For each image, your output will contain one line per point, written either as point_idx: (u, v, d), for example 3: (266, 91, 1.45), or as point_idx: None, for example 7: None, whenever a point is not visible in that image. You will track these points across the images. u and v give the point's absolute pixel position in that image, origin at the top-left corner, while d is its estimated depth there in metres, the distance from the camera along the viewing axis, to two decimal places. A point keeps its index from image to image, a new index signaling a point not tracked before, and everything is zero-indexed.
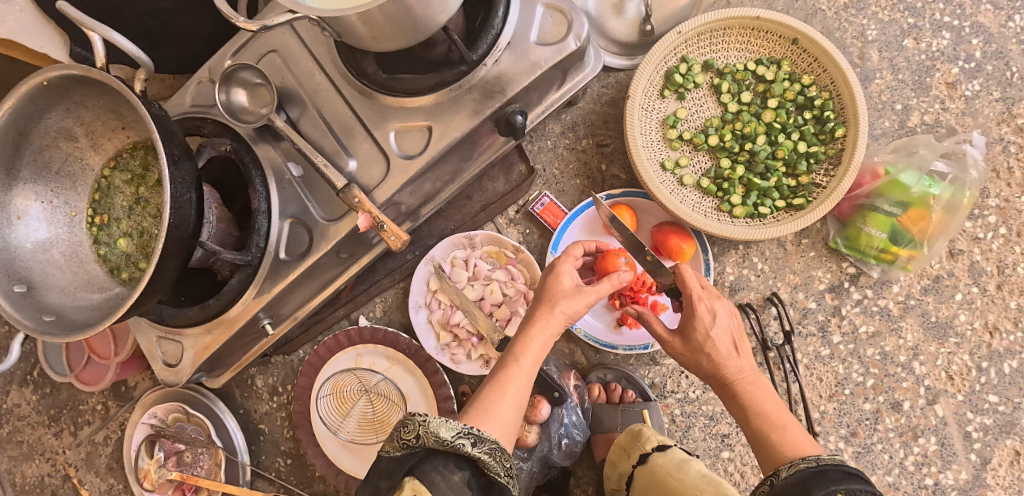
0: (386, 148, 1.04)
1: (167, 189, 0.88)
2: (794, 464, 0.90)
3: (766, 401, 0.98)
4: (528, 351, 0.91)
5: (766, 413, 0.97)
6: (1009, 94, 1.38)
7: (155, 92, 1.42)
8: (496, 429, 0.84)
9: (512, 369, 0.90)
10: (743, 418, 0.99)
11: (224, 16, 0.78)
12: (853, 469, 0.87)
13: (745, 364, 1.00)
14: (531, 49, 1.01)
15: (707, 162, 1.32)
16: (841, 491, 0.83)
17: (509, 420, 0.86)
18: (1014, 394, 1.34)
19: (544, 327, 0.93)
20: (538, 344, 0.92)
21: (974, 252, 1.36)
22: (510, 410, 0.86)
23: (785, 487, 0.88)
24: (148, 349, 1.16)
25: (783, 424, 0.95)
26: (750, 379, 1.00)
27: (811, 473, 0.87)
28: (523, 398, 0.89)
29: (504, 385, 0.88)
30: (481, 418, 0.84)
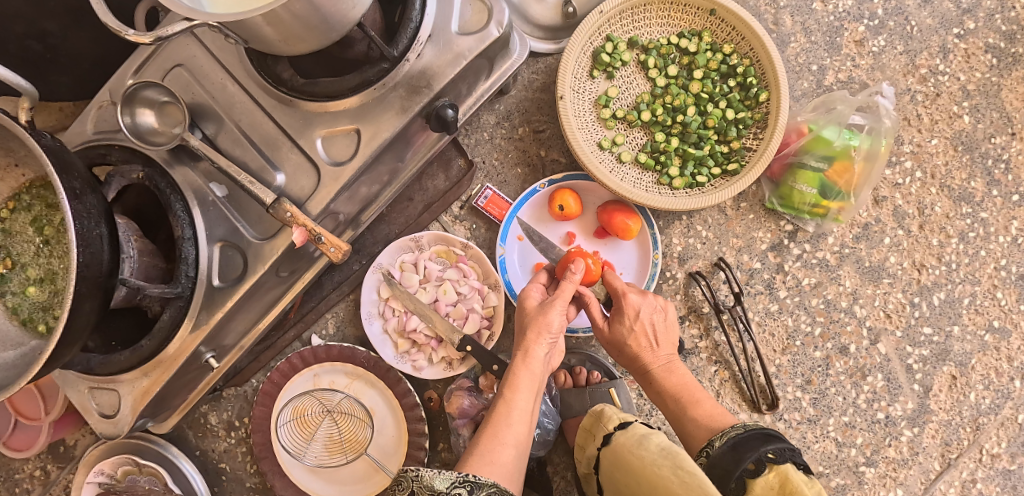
0: (314, 157, 0.99)
1: (72, 226, 0.80)
2: (725, 434, 0.99)
3: (681, 382, 1.11)
4: (520, 387, 0.95)
5: (680, 393, 1.09)
6: (911, 46, 1.45)
7: (54, 123, 1.33)
8: (497, 471, 0.86)
9: (506, 408, 0.93)
10: (664, 401, 1.11)
11: (113, 31, 0.72)
12: (774, 431, 0.96)
13: (663, 354, 1.12)
14: (454, 40, 0.98)
15: (642, 138, 1.34)
16: (770, 453, 0.91)
17: (510, 460, 0.88)
18: (945, 323, 1.42)
19: (528, 358, 0.98)
20: (527, 376, 0.97)
21: (896, 198, 1.44)
22: (510, 450, 0.89)
23: (722, 456, 0.95)
24: (80, 402, 1.07)
25: (697, 400, 1.09)
26: (665, 365, 1.12)
27: (741, 441, 0.95)
28: (521, 433, 0.92)
29: (499, 427, 0.91)
30: (479, 463, 0.86)
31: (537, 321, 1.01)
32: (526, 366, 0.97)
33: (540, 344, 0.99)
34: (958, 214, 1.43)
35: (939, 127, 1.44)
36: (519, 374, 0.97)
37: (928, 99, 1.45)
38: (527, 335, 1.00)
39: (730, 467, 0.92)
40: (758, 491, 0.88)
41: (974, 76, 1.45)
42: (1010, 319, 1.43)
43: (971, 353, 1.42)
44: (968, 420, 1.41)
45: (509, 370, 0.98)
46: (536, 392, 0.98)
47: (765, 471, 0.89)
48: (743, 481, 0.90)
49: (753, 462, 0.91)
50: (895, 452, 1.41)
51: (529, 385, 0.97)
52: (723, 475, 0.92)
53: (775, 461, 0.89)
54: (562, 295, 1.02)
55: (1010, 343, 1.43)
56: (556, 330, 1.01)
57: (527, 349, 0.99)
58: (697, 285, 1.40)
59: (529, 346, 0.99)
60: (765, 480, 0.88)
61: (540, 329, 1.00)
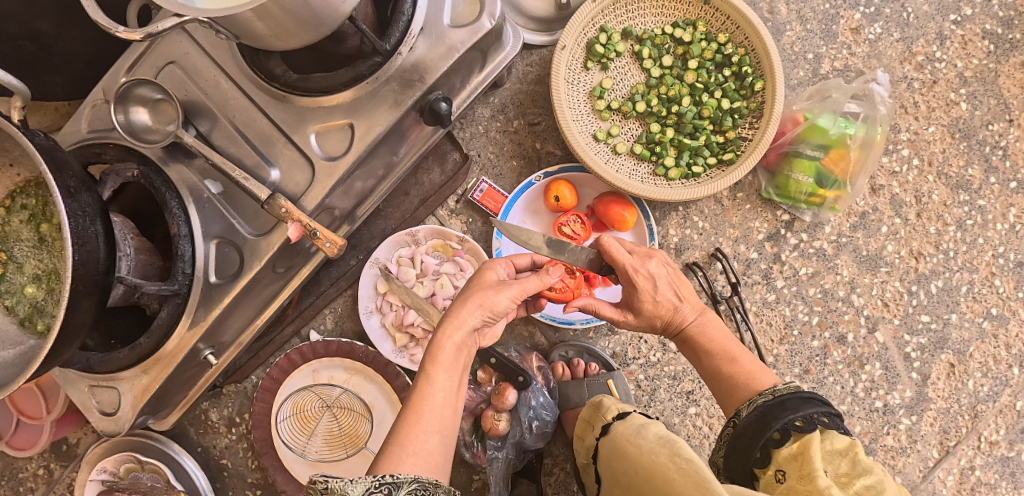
0: (308, 152, 0.99)
1: (68, 225, 0.81)
2: (754, 402, 0.96)
3: (717, 335, 1.07)
4: (441, 365, 0.86)
5: (717, 343, 1.06)
6: (908, 33, 1.45)
7: (48, 123, 1.32)
8: (419, 463, 0.80)
9: (427, 388, 0.85)
10: (701, 363, 1.07)
11: (103, 28, 0.72)
12: (808, 394, 0.93)
13: (691, 309, 1.07)
14: (446, 33, 0.98)
15: (638, 129, 1.33)
16: (798, 419, 0.89)
17: (436, 449, 0.82)
18: (942, 311, 1.42)
19: (453, 332, 0.88)
20: (450, 352, 0.88)
21: (894, 186, 1.43)
22: (434, 437, 0.82)
23: (748, 424, 0.93)
24: (81, 401, 1.07)
25: (734, 355, 1.04)
26: (699, 320, 1.07)
27: (768, 407, 0.93)
28: (446, 418, 0.85)
29: (420, 411, 0.83)
30: (400, 454, 0.79)
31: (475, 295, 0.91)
32: (450, 340, 0.88)
33: (471, 316, 0.90)
34: (955, 202, 1.43)
35: (936, 115, 1.44)
36: (442, 348, 0.88)
37: (925, 86, 1.44)
38: (461, 307, 0.91)
39: (755, 434, 0.91)
40: (782, 461, 0.86)
41: (971, 63, 1.45)
42: (1008, 306, 1.43)
43: (969, 340, 1.42)
44: (967, 407, 1.42)
45: (430, 344, 0.88)
46: (461, 369, 0.89)
47: (790, 441, 0.87)
48: (767, 450, 0.89)
49: (778, 431, 0.89)
50: (894, 441, 1.41)
51: (451, 361, 0.88)
52: (748, 443, 0.92)
53: (802, 429, 0.87)
54: (522, 283, 0.94)
55: (1008, 330, 1.43)
56: (500, 310, 0.93)
57: (455, 321, 0.89)
58: (695, 276, 1.40)
59: (454, 318, 0.89)
60: (788, 450, 0.86)
61: (478, 304, 0.91)
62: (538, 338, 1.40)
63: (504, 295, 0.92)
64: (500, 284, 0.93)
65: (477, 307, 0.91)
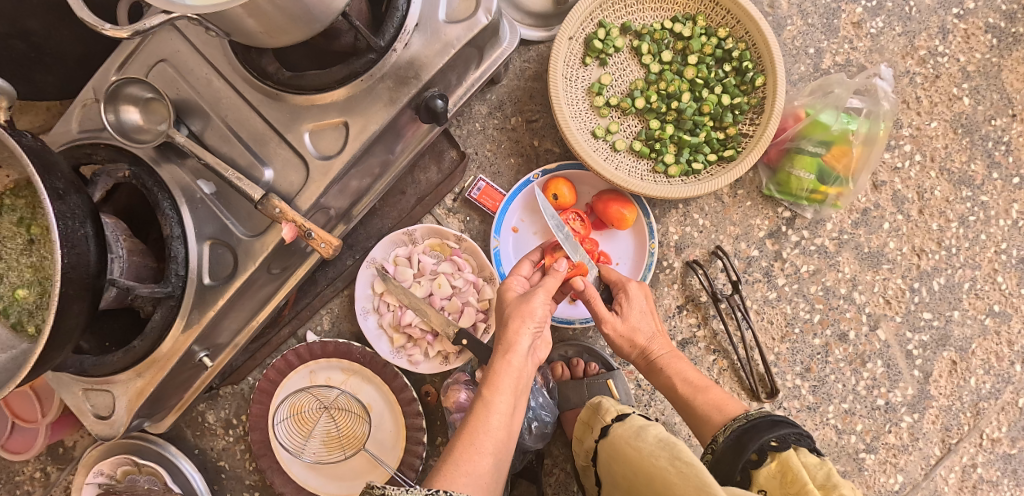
0: (302, 151, 0.97)
1: (57, 228, 0.79)
2: (728, 427, 0.96)
3: (688, 372, 1.09)
4: (500, 389, 0.90)
5: (690, 377, 1.08)
6: (910, 27, 1.43)
7: (40, 123, 1.31)
8: (473, 483, 0.83)
9: (485, 412, 0.88)
10: (674, 396, 1.08)
11: (90, 27, 0.70)
12: (780, 416, 0.92)
13: (666, 343, 1.11)
14: (442, 29, 0.96)
15: (637, 125, 1.32)
16: (773, 439, 0.88)
17: (488, 470, 0.85)
18: (944, 308, 1.41)
19: (511, 357, 0.93)
20: (510, 379, 0.91)
21: (896, 182, 1.42)
22: (489, 459, 0.85)
23: (725, 449, 0.93)
24: (75, 405, 1.05)
25: (704, 388, 1.06)
26: (672, 354, 1.10)
27: (743, 430, 0.93)
28: (500, 440, 0.88)
29: (477, 432, 0.86)
30: (454, 474, 0.82)
31: (521, 312, 0.96)
32: (508, 366, 0.92)
33: (523, 335, 0.95)
34: (957, 198, 1.42)
35: (939, 110, 1.42)
36: (501, 374, 0.91)
37: (928, 81, 1.43)
38: (511, 326, 0.95)
39: (733, 458, 0.91)
40: (763, 482, 0.87)
41: (973, 57, 1.43)
42: (1011, 303, 1.42)
43: (972, 337, 1.41)
44: (969, 404, 1.40)
45: (488, 369, 0.92)
46: (518, 392, 0.92)
47: (768, 461, 0.87)
48: (747, 473, 0.89)
49: (755, 452, 0.89)
50: (895, 439, 1.40)
51: (511, 385, 0.91)
52: (728, 468, 0.91)
53: (776, 449, 0.87)
54: (545, 284, 1.00)
55: (1010, 327, 1.42)
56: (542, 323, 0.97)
57: (509, 343, 0.94)
58: (695, 274, 1.38)
59: (509, 342, 0.94)
60: (768, 470, 0.87)
61: (523, 317, 0.96)
62: None
63: (539, 306, 0.97)
64: (532, 293, 0.99)
65: (524, 328, 0.95)
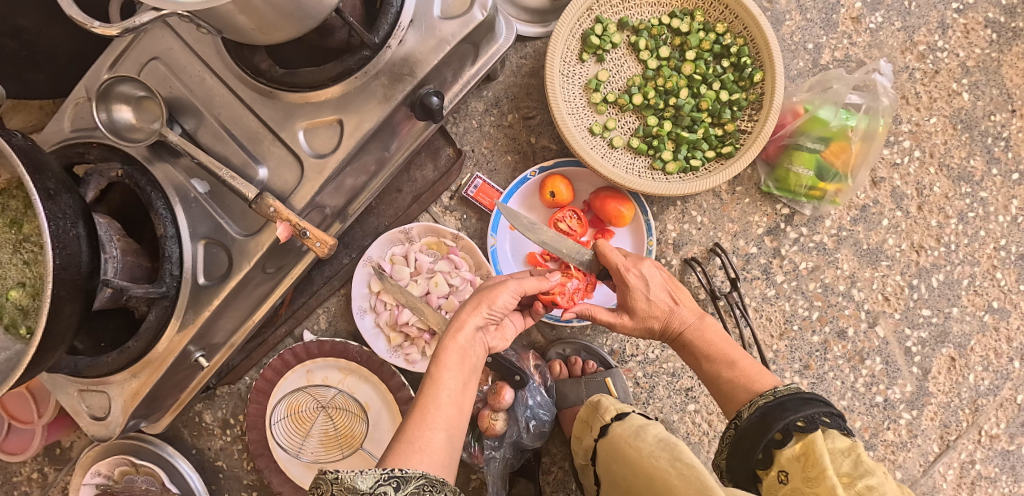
0: (296, 149, 0.96)
1: (48, 228, 0.78)
2: (754, 403, 0.95)
3: (715, 341, 1.05)
4: (448, 366, 0.88)
5: (716, 346, 1.05)
6: (909, 22, 1.42)
7: (32, 122, 1.29)
8: (426, 460, 0.79)
9: (434, 388, 0.86)
10: (700, 368, 1.06)
11: (79, 24, 0.69)
12: (809, 394, 0.92)
13: (688, 313, 1.07)
14: (437, 25, 0.95)
15: (635, 122, 1.31)
16: (800, 419, 0.88)
17: (441, 446, 0.82)
18: (944, 305, 1.41)
19: (459, 335, 0.91)
20: (457, 356, 0.90)
21: (895, 179, 1.41)
22: (441, 434, 0.83)
23: (749, 425, 0.92)
24: (71, 406, 1.05)
25: (733, 359, 1.03)
26: (696, 324, 1.06)
27: (769, 408, 0.92)
28: (453, 417, 0.85)
29: (428, 409, 0.84)
30: (406, 451, 0.80)
31: (479, 297, 0.95)
32: (455, 345, 0.90)
33: (474, 317, 0.93)
34: (957, 194, 1.41)
35: (938, 106, 1.41)
36: (449, 352, 0.89)
37: (927, 76, 1.42)
38: (463, 310, 0.94)
39: (757, 435, 0.91)
40: (785, 462, 0.86)
41: (973, 52, 1.42)
42: (1010, 299, 1.41)
43: (971, 334, 1.41)
44: (967, 401, 1.40)
45: (438, 348, 0.90)
46: (469, 372, 0.90)
47: (792, 441, 0.87)
48: (769, 451, 0.88)
49: (779, 432, 0.88)
50: (894, 435, 1.39)
51: (458, 362, 0.89)
52: (750, 445, 0.91)
53: (803, 429, 0.86)
54: (520, 280, 0.98)
55: (1009, 323, 1.41)
56: (500, 308, 0.96)
57: (459, 323, 0.92)
58: (693, 272, 1.38)
59: (460, 322, 0.93)
60: (791, 451, 0.86)
61: (479, 302, 0.94)
62: (535, 336, 1.38)
63: (502, 291, 0.95)
64: (498, 283, 0.97)
65: (478, 309, 0.94)
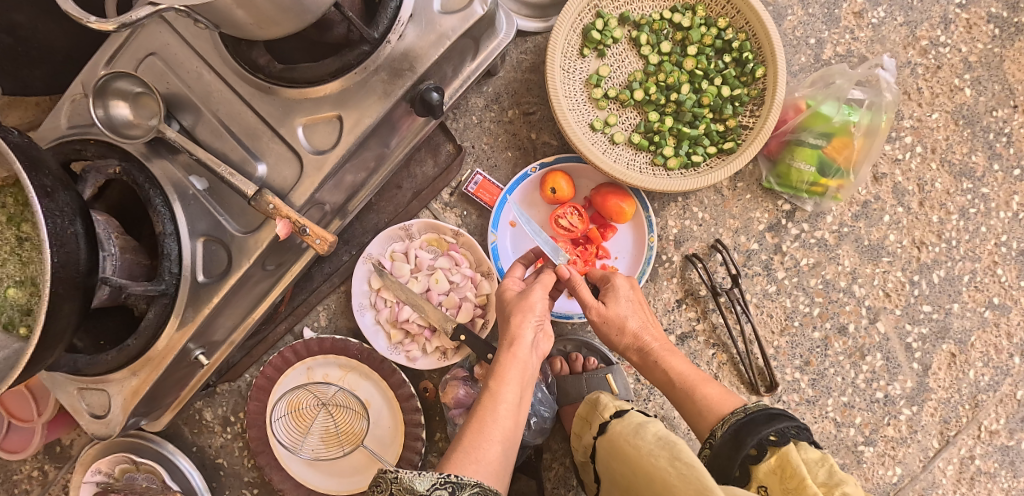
0: (295, 146, 0.96)
1: (45, 225, 0.77)
2: (726, 421, 0.96)
3: (684, 365, 1.06)
4: (507, 380, 0.91)
5: (685, 373, 1.05)
6: (911, 17, 1.41)
7: (29, 119, 1.29)
8: (482, 470, 0.82)
9: (493, 402, 0.89)
10: (671, 392, 1.06)
11: (74, 19, 0.68)
12: (776, 410, 0.93)
13: (658, 337, 1.08)
14: (437, 19, 0.94)
15: (636, 118, 1.30)
16: (772, 433, 0.88)
17: (497, 457, 0.84)
18: (944, 301, 1.40)
19: (516, 349, 0.95)
20: (515, 369, 0.93)
21: (896, 174, 1.41)
22: (497, 446, 0.85)
23: (722, 443, 0.93)
24: (70, 404, 1.04)
25: (701, 383, 1.04)
26: (665, 348, 1.08)
27: (741, 425, 0.92)
28: (508, 429, 0.88)
29: (485, 421, 0.87)
30: (463, 461, 0.82)
31: (521, 304, 0.99)
32: (513, 358, 0.94)
33: (524, 329, 0.97)
34: (958, 190, 1.41)
35: (940, 101, 1.41)
36: (507, 365, 0.93)
37: (929, 72, 1.41)
38: (513, 320, 0.98)
39: (732, 453, 0.91)
40: (763, 477, 0.87)
41: (976, 48, 1.41)
42: (1010, 295, 1.41)
43: (971, 330, 1.41)
44: (967, 397, 1.40)
45: (495, 362, 0.94)
46: (524, 385, 0.93)
47: (767, 455, 0.87)
48: (746, 467, 0.89)
49: (754, 447, 0.88)
50: (894, 431, 1.39)
51: (518, 377, 0.93)
52: (726, 463, 0.91)
53: (776, 444, 0.87)
54: (542, 281, 1.03)
55: (1009, 319, 1.41)
56: (542, 314, 0.99)
57: (513, 335, 0.96)
58: (694, 268, 1.37)
59: (513, 334, 0.96)
60: (767, 465, 0.87)
61: (524, 311, 0.98)
62: None
63: (537, 294, 1.00)
64: (529, 288, 1.01)
65: (528, 321, 0.97)
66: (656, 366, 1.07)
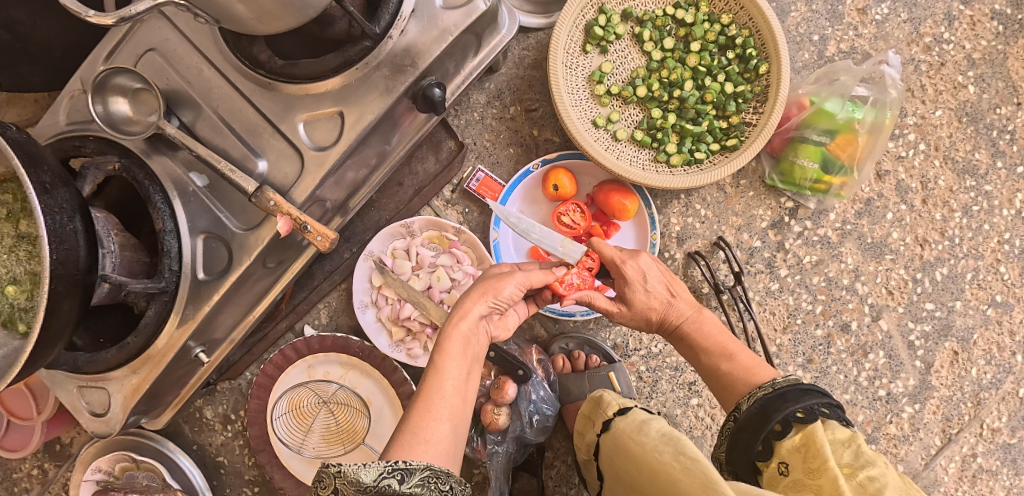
0: (296, 142, 0.95)
1: (44, 222, 0.77)
2: (753, 395, 0.94)
3: (712, 328, 1.06)
4: (450, 354, 0.85)
5: (714, 342, 1.05)
6: (915, 14, 1.41)
7: (28, 116, 1.28)
8: (430, 451, 0.77)
9: (438, 378, 0.83)
10: (699, 362, 1.06)
11: (73, 13, 0.67)
12: (809, 385, 0.91)
13: (687, 305, 1.07)
14: (439, 15, 0.93)
15: (639, 115, 1.30)
16: (800, 410, 0.87)
17: (445, 436, 0.80)
18: (947, 298, 1.40)
19: (460, 323, 0.89)
20: (459, 344, 0.87)
21: (899, 172, 1.40)
22: (445, 424, 0.80)
23: (748, 417, 0.91)
24: (70, 402, 1.04)
25: (731, 352, 1.03)
26: (694, 316, 1.06)
27: (768, 400, 0.91)
28: (456, 406, 0.83)
29: (430, 399, 0.81)
30: (411, 442, 0.77)
31: (484, 286, 0.93)
32: (457, 333, 0.88)
33: (478, 305, 0.91)
34: (961, 188, 1.40)
35: (944, 98, 1.40)
36: (450, 339, 0.87)
37: (933, 69, 1.40)
38: (467, 297, 0.92)
39: (758, 427, 0.89)
40: (785, 453, 0.85)
41: (979, 45, 1.41)
42: (1013, 293, 1.41)
43: (974, 328, 1.40)
44: (970, 395, 1.40)
45: (439, 336, 0.88)
46: (472, 360, 0.88)
47: (792, 432, 0.86)
48: (769, 443, 0.88)
49: (780, 422, 0.87)
50: (896, 429, 1.39)
51: (461, 351, 0.87)
52: (750, 437, 0.90)
53: (803, 420, 0.85)
54: (527, 272, 0.97)
55: (1012, 317, 1.41)
56: (504, 298, 0.94)
57: (462, 311, 0.90)
58: (697, 265, 1.37)
59: (462, 309, 0.91)
60: (791, 442, 0.85)
61: (484, 291, 0.92)
62: (538, 330, 1.38)
63: (508, 281, 0.94)
64: (506, 274, 0.95)
65: (484, 300, 0.92)
66: (681, 337, 1.07)
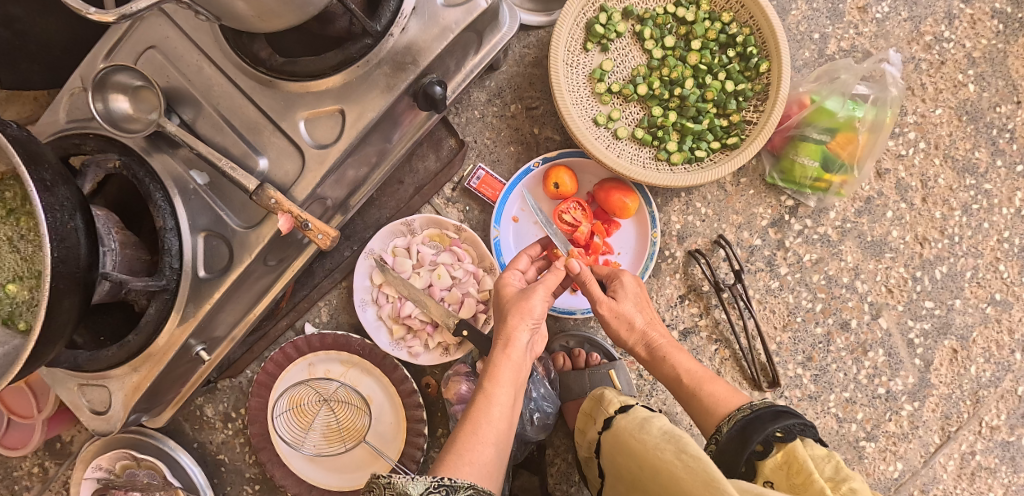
0: (297, 140, 0.95)
1: (44, 220, 0.77)
2: (732, 417, 0.95)
3: (693, 363, 1.07)
4: (500, 380, 0.90)
5: (694, 370, 1.05)
6: (915, 12, 1.41)
7: (27, 114, 1.28)
8: (476, 472, 0.81)
9: (485, 403, 0.88)
10: (678, 389, 1.06)
11: (73, 10, 0.66)
12: (783, 406, 0.91)
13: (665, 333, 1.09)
14: (439, 13, 0.93)
15: (639, 113, 1.30)
16: (779, 430, 0.87)
17: (491, 459, 0.84)
18: (947, 297, 1.40)
19: (509, 349, 0.93)
20: (507, 369, 0.92)
21: (899, 170, 1.40)
22: (491, 448, 0.85)
23: (728, 440, 0.92)
24: (71, 400, 1.04)
25: (710, 379, 1.04)
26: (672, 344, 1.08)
27: (747, 422, 0.91)
28: (501, 430, 0.87)
29: (478, 423, 0.86)
30: (457, 463, 0.81)
31: (519, 306, 0.97)
32: (505, 358, 0.93)
33: (521, 331, 0.95)
34: (961, 186, 1.40)
35: (944, 97, 1.40)
36: (500, 366, 0.92)
37: (933, 67, 1.40)
38: (509, 322, 0.96)
39: (738, 450, 0.90)
40: (769, 472, 0.86)
41: (979, 43, 1.41)
42: (1012, 292, 1.41)
43: (973, 326, 1.40)
44: (969, 393, 1.40)
45: (489, 362, 0.93)
46: (518, 385, 0.92)
47: (774, 451, 0.86)
48: (752, 464, 0.88)
49: (761, 443, 0.88)
50: (895, 427, 1.39)
51: (510, 377, 0.92)
52: (731, 459, 0.90)
53: (783, 439, 0.86)
54: (545, 282, 1.00)
55: (1011, 315, 1.41)
56: (539, 316, 0.98)
57: (508, 337, 0.94)
58: (697, 264, 1.37)
59: (508, 334, 0.95)
60: (774, 461, 0.86)
61: (523, 315, 0.96)
62: None
63: (538, 300, 0.98)
64: (532, 290, 0.99)
65: (524, 322, 0.96)
66: (663, 361, 1.07)
